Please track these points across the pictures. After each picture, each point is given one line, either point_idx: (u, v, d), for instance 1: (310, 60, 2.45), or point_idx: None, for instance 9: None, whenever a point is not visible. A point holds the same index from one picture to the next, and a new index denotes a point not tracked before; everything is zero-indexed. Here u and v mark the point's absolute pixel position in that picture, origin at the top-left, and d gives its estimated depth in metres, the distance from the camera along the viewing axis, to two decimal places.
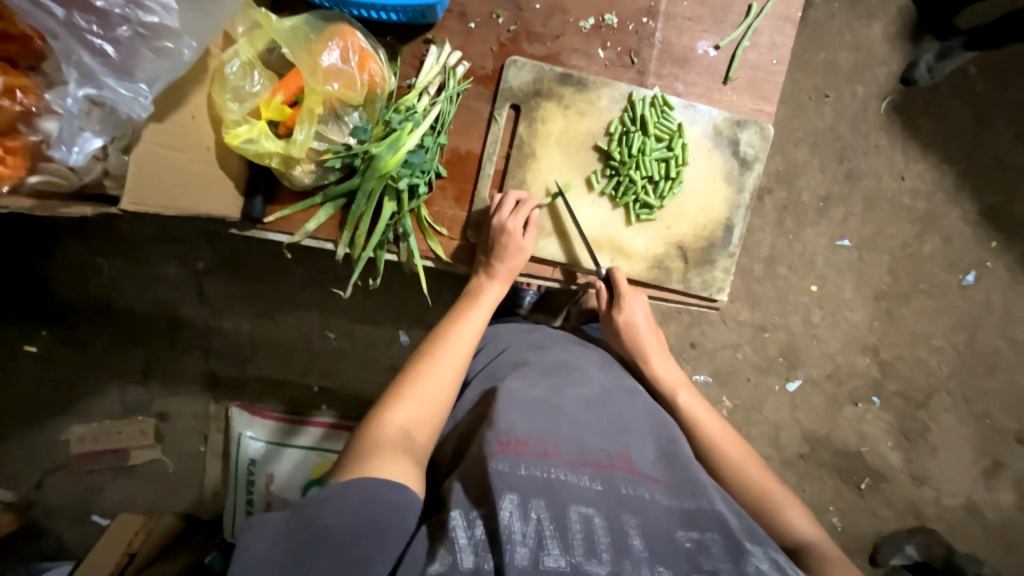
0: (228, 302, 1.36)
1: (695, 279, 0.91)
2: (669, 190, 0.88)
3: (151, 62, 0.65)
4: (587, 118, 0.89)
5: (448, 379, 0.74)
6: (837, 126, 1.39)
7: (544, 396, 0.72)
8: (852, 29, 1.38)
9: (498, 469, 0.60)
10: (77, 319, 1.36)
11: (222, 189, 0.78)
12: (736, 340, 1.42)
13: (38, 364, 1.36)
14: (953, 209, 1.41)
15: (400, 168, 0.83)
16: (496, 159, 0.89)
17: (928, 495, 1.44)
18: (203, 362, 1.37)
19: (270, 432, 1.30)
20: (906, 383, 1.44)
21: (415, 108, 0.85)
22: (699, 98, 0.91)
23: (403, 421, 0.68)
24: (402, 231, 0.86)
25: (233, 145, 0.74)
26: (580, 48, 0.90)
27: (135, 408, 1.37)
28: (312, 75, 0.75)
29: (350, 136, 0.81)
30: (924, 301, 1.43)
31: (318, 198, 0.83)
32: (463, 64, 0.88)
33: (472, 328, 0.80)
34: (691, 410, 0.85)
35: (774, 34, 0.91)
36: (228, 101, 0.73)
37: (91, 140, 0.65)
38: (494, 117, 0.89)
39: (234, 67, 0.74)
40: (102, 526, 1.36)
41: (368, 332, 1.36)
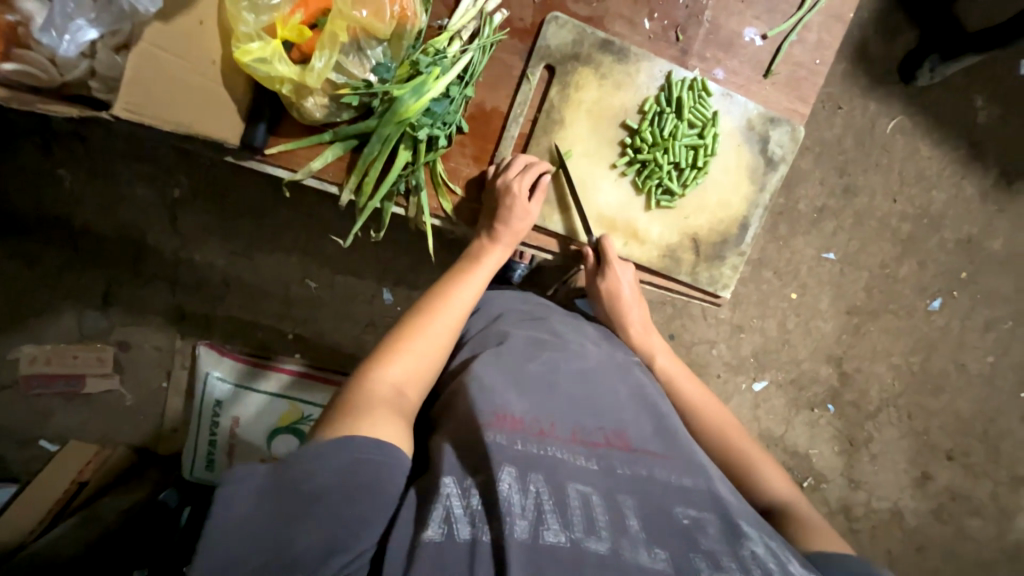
0: (204, 235, 1.28)
1: (703, 273, 0.92)
2: (692, 179, 0.87)
3: None
4: (622, 91, 0.86)
5: (442, 339, 0.73)
6: (844, 139, 1.39)
7: (541, 373, 0.73)
8: (877, 41, 1.37)
9: (495, 442, 0.61)
10: (33, 233, 1.26)
11: (219, 110, 0.71)
12: (713, 337, 1.46)
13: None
14: (933, 236, 1.46)
15: (421, 117, 0.78)
16: (522, 121, 0.85)
17: (861, 498, 1.56)
18: (170, 294, 1.30)
19: (237, 374, 1.27)
20: (860, 394, 1.53)
21: (444, 53, 0.79)
22: (737, 89, 0.89)
23: (395, 378, 0.67)
24: (414, 184, 0.82)
25: (243, 63, 0.67)
26: (626, 15, 0.86)
27: (93, 335, 1.30)
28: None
29: (371, 73, 0.75)
30: (890, 320, 1.50)
31: (326, 135, 0.77)
32: (500, 12, 0.83)
33: (472, 292, 0.78)
34: (668, 370, 0.90)
35: (822, 32, 0.89)
36: (242, 11, 0.66)
37: (84, 31, 0.61)
38: (526, 75, 0.85)
39: None
40: (49, 452, 1.31)
41: (350, 284, 1.32)
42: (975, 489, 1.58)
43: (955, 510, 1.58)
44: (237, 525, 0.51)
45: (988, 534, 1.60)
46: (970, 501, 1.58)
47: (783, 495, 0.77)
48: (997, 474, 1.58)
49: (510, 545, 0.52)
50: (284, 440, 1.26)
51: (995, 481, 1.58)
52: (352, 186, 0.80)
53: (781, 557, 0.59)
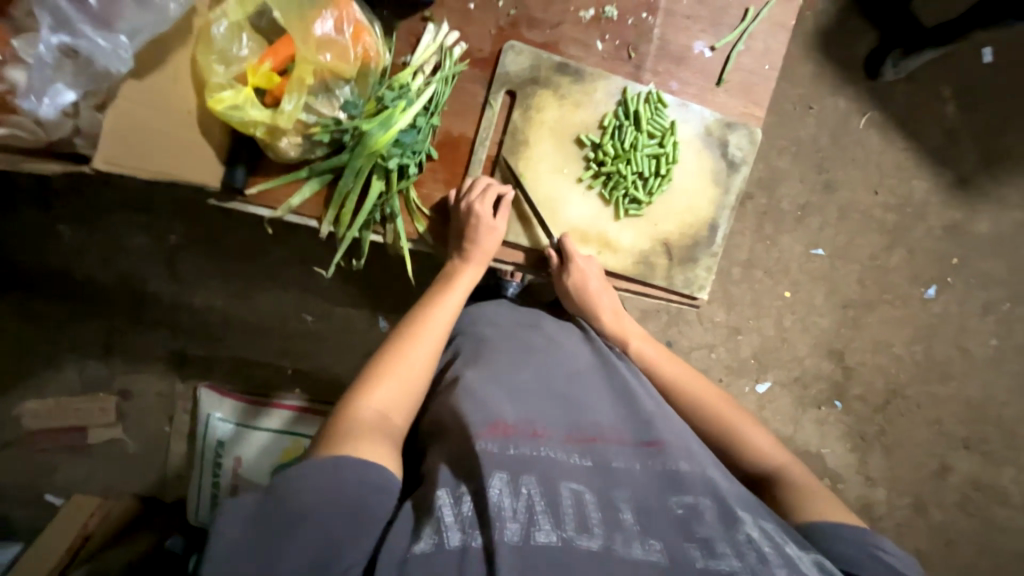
0: (199, 279, 1.31)
1: (678, 277, 0.93)
2: (657, 187, 0.90)
3: (133, 14, 0.67)
4: (581, 110, 0.89)
5: (424, 360, 0.73)
6: (819, 138, 1.41)
7: (532, 380, 0.75)
8: (841, 40, 1.40)
9: (486, 450, 0.62)
10: (36, 289, 1.29)
11: (199, 154, 0.75)
12: (711, 341, 1.46)
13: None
14: (919, 224, 1.48)
15: (391, 148, 0.81)
16: (488, 145, 0.88)
17: (880, 496, 1.54)
18: (170, 338, 1.32)
19: (238, 414, 1.28)
20: (867, 388, 1.52)
21: (409, 87, 0.82)
22: (692, 98, 0.92)
23: (380, 403, 0.67)
24: (389, 212, 0.84)
25: (216, 111, 0.71)
26: (580, 38, 0.90)
27: (96, 385, 1.31)
28: (301, 44, 0.73)
29: (340, 111, 0.78)
30: (887, 310, 1.50)
31: (302, 172, 0.79)
32: (460, 45, 0.86)
33: (448, 312, 0.79)
34: (645, 352, 0.88)
35: (768, 39, 0.93)
36: (213, 64, 0.72)
37: (63, 93, 0.67)
38: (488, 101, 0.88)
39: (222, 28, 0.71)
40: (55, 506, 1.31)
41: (346, 314, 1.34)
42: (998, 477, 1.55)
43: (980, 501, 1.55)
44: (228, 550, 0.51)
45: (1018, 523, 1.55)
46: (994, 491, 1.55)
47: (777, 460, 0.77)
48: (1018, 460, 1.55)
49: (500, 549, 0.53)
50: None
51: (1018, 467, 1.55)
52: (331, 219, 0.83)
53: (777, 539, 0.60)
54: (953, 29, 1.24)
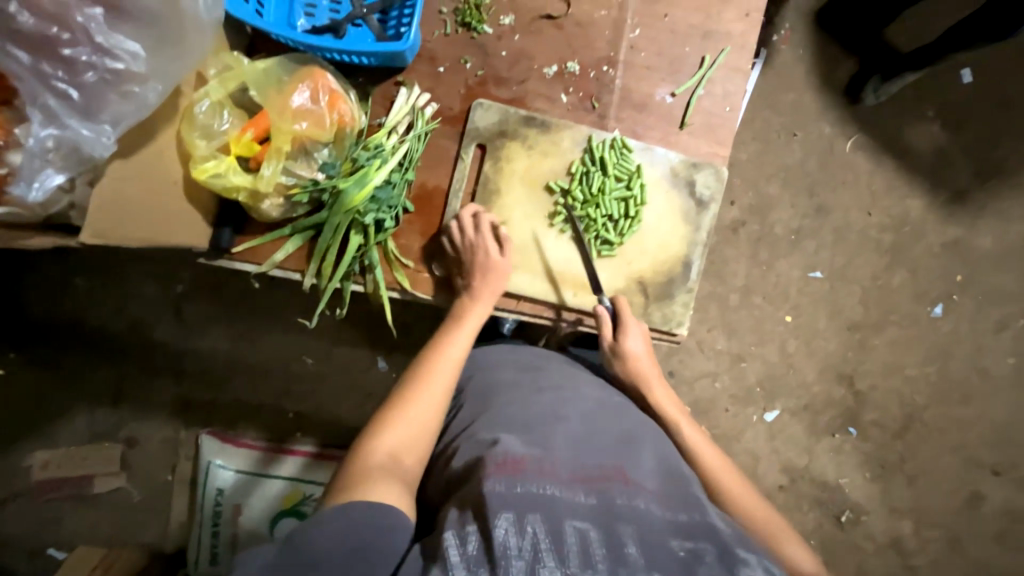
0: (205, 326, 1.34)
1: (655, 313, 0.94)
2: (628, 229, 0.92)
3: (117, 105, 0.71)
4: (550, 158, 0.92)
5: (436, 399, 0.74)
6: (806, 162, 1.43)
7: (538, 418, 0.73)
8: (820, 68, 1.43)
9: (493, 488, 0.60)
10: (49, 340, 1.33)
11: (188, 219, 0.81)
12: (714, 369, 1.44)
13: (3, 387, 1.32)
14: (918, 242, 1.46)
15: (367, 204, 0.85)
16: (462, 195, 0.92)
17: (908, 528, 1.47)
18: (175, 386, 1.34)
19: (240, 460, 1.28)
20: (882, 413, 1.47)
21: (383, 146, 0.87)
22: (656, 141, 0.95)
23: (392, 444, 0.68)
24: (368, 263, 0.88)
25: (201, 180, 0.77)
26: (545, 93, 0.94)
27: (102, 434, 1.33)
28: (278, 114, 0.79)
29: (318, 172, 0.83)
30: (895, 331, 1.47)
31: (286, 230, 0.85)
32: (431, 105, 0.92)
33: (457, 349, 0.80)
34: (693, 440, 0.84)
35: (727, 83, 0.95)
36: (196, 138, 0.77)
37: (52, 177, 0.70)
38: (460, 155, 0.92)
39: (204, 107, 0.78)
40: (58, 560, 1.31)
41: (347, 356, 1.35)
42: None
43: (1017, 531, 1.47)
44: None
45: None
46: None
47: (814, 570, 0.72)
48: None
49: None
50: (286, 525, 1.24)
51: None
52: (314, 271, 0.88)
53: None
54: (925, 55, 1.28)
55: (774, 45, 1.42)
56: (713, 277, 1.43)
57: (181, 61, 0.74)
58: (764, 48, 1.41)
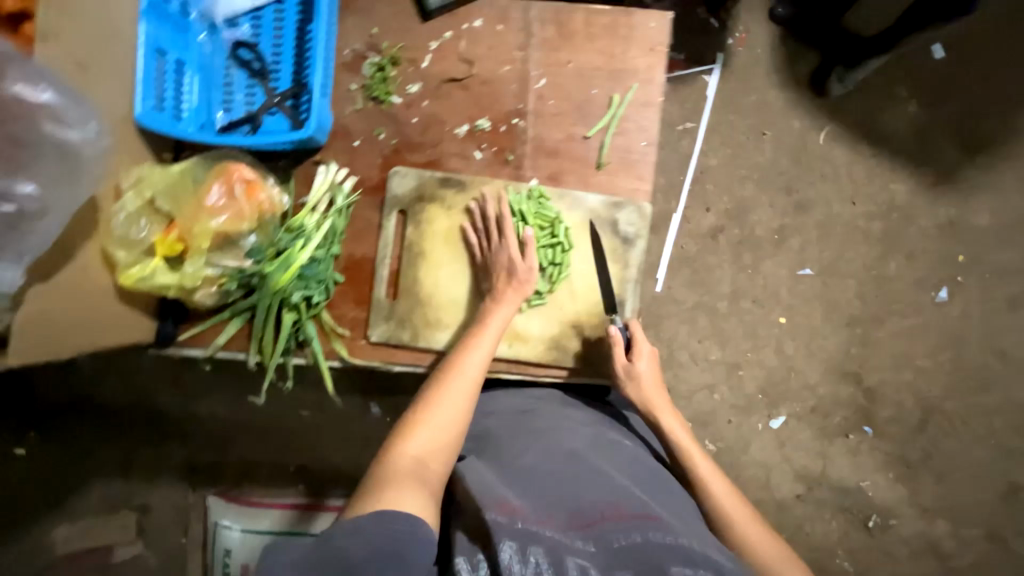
0: (203, 390, 1.37)
1: (594, 354, 0.93)
2: (558, 275, 0.91)
3: (26, 236, 0.60)
4: (470, 216, 0.90)
5: (459, 408, 0.74)
6: (779, 160, 1.40)
7: (532, 463, 0.76)
8: (782, 64, 1.40)
9: (494, 519, 0.61)
10: (61, 418, 1.37)
11: (127, 322, 0.79)
12: (711, 381, 1.40)
13: (17, 467, 1.37)
14: (911, 227, 1.40)
15: (294, 283, 0.85)
16: (389, 261, 0.90)
17: (943, 529, 1.39)
18: (181, 451, 1.38)
19: (245, 518, 1.32)
20: (897, 408, 1.40)
21: (305, 225, 0.86)
22: (576, 185, 0.92)
23: (416, 451, 0.69)
24: (304, 337, 0.87)
25: (129, 285, 0.75)
26: (457, 152, 0.92)
27: (119, 503, 1.38)
28: (197, 212, 0.78)
29: (245, 259, 0.82)
30: (899, 321, 1.40)
31: (225, 313, 0.86)
32: (350, 179, 0.90)
33: (482, 355, 0.79)
34: (701, 469, 0.85)
35: (639, 118, 0.92)
36: (115, 249, 0.74)
37: None
38: (382, 224, 0.90)
39: (121, 217, 0.74)
40: None
41: (340, 405, 1.37)
42: None
43: None
44: None
45: None
46: None
47: None
48: None
49: None
50: None
51: None
52: (256, 350, 0.87)
53: None
54: (882, 44, 1.26)
55: (730, 47, 1.38)
56: (699, 287, 1.40)
57: (79, 183, 0.65)
58: (721, 52, 1.38)
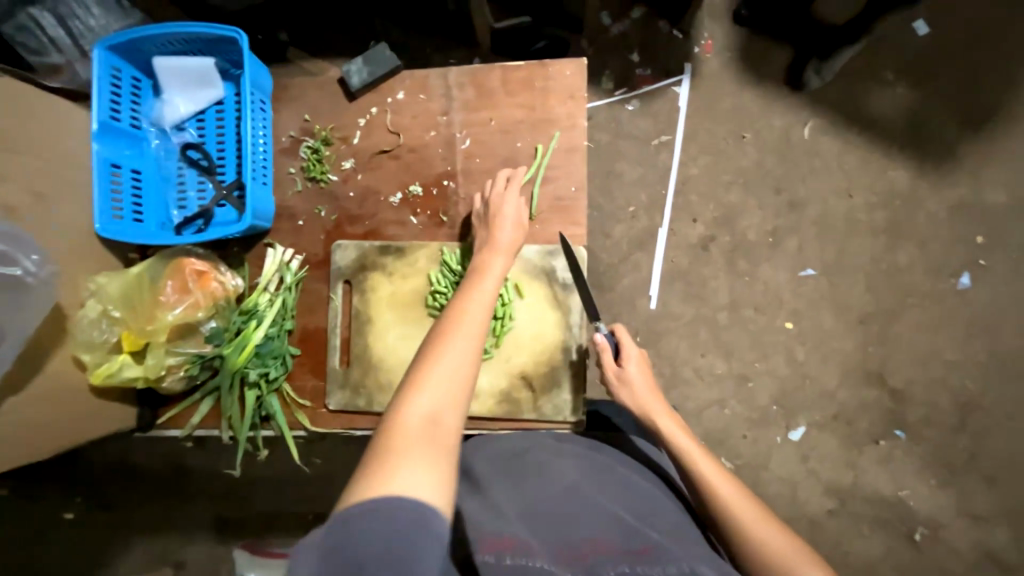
0: (224, 445, 1.44)
1: (546, 405, 0.89)
2: (502, 328, 0.90)
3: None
4: (409, 280, 0.91)
5: (465, 356, 0.66)
6: (764, 161, 1.36)
7: (526, 497, 0.74)
8: (754, 64, 1.37)
9: (483, 560, 0.64)
10: (104, 480, 1.46)
11: (109, 414, 0.83)
12: (720, 396, 1.33)
13: (64, 531, 1.46)
14: (919, 213, 1.32)
15: (252, 360, 0.86)
16: (340, 330, 0.91)
17: (1001, 538, 1.27)
18: (207, 506, 1.45)
19: (267, 569, 1.34)
20: (930, 408, 1.30)
21: (259, 306, 0.88)
22: None
23: (425, 409, 0.61)
24: (269, 411, 0.89)
25: (98, 382, 0.80)
26: (394, 219, 0.93)
27: (157, 559, 1.46)
28: (153, 308, 0.81)
29: (205, 344, 0.85)
30: (919, 314, 1.31)
31: (195, 395, 0.88)
32: (298, 257, 0.92)
33: (482, 300, 0.73)
34: (711, 476, 0.76)
35: (566, 165, 0.91)
36: (82, 353, 0.78)
37: None
38: (330, 297, 0.91)
39: (85, 323, 0.78)
40: None
41: (350, 451, 1.40)
42: None
43: None
44: None
45: None
46: None
47: None
48: None
49: None
50: None
51: None
52: (227, 426, 0.89)
53: None
54: (854, 31, 1.23)
55: (698, 55, 1.37)
56: (696, 300, 1.35)
57: (34, 305, 0.70)
58: (689, 62, 1.37)
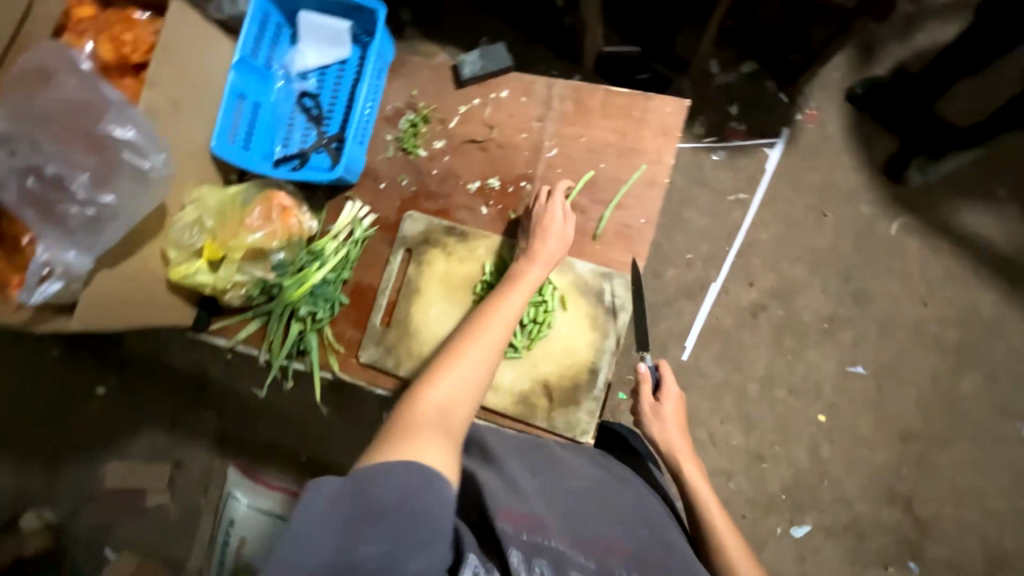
0: (248, 369, 1.53)
1: (559, 419, 0.89)
2: (537, 332, 0.90)
3: (102, 233, 0.74)
4: (465, 264, 0.94)
5: (483, 360, 0.73)
6: (839, 245, 1.30)
7: (544, 480, 0.75)
8: (854, 146, 1.33)
9: (504, 527, 0.63)
10: (132, 369, 1.57)
11: (173, 311, 0.91)
12: (728, 467, 1.28)
13: (87, 402, 1.58)
14: (993, 344, 1.24)
15: (305, 297, 0.93)
16: (389, 292, 0.96)
17: None
18: (217, 420, 1.54)
19: (253, 495, 1.42)
20: (952, 550, 1.20)
21: (325, 250, 0.94)
22: (572, 252, 0.94)
23: (439, 400, 0.68)
24: (306, 346, 0.94)
25: (175, 280, 0.86)
26: (466, 204, 0.97)
27: (158, 454, 1.55)
28: (238, 227, 0.88)
29: (270, 271, 0.91)
30: (965, 448, 1.23)
31: (248, 313, 0.94)
32: (370, 215, 0.98)
33: (512, 307, 0.78)
34: (720, 528, 0.79)
35: (643, 198, 0.93)
36: (170, 250, 0.86)
37: (47, 288, 0.71)
38: (388, 260, 0.96)
39: (179, 224, 0.85)
40: (111, 560, 1.50)
41: (356, 409, 1.46)
42: None
43: None
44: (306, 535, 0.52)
45: None
46: None
47: None
48: None
49: None
50: None
51: None
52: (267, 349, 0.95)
53: None
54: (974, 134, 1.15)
55: (798, 123, 1.34)
56: (730, 365, 1.31)
57: (146, 195, 0.77)
58: (787, 126, 1.34)
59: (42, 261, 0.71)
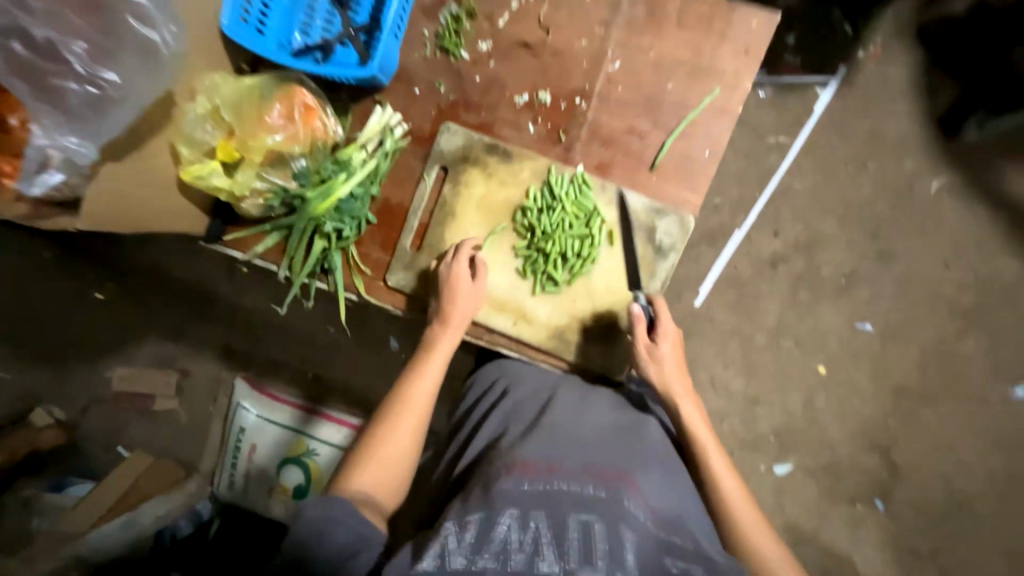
0: (253, 284, 1.50)
1: (595, 355, 0.89)
2: (580, 268, 0.87)
3: (105, 121, 0.68)
4: (507, 188, 0.89)
5: (406, 440, 0.76)
6: (874, 200, 1.25)
7: (551, 424, 0.76)
8: (913, 91, 1.23)
9: (502, 485, 0.66)
10: (131, 276, 1.53)
11: (184, 216, 0.84)
12: (724, 409, 1.33)
13: (89, 307, 1.55)
14: (1005, 310, 1.25)
15: (331, 213, 0.87)
16: (421, 214, 0.91)
17: None
18: (223, 332, 1.54)
19: (261, 406, 1.44)
20: (919, 494, 1.30)
21: (352, 161, 0.87)
22: (623, 182, 0.89)
23: (367, 484, 0.72)
24: (329, 265, 0.90)
25: (187, 180, 0.78)
26: (511, 120, 0.91)
27: (164, 361, 1.56)
28: (257, 126, 0.80)
29: (292, 180, 0.84)
30: (952, 406, 1.28)
31: (266, 226, 0.89)
32: (402, 125, 0.91)
33: (428, 381, 0.80)
34: (721, 474, 0.79)
35: (708, 125, 0.87)
36: (180, 146, 0.77)
37: (51, 176, 0.69)
38: (423, 176, 0.90)
39: (191, 117, 0.76)
40: (122, 457, 1.54)
41: (363, 331, 1.46)
42: None
43: None
44: None
45: None
46: None
47: None
48: None
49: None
50: (292, 471, 1.41)
51: None
52: (286, 265, 0.91)
53: None
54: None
55: (858, 60, 1.23)
56: (743, 313, 1.30)
57: (156, 79, 0.70)
58: (844, 64, 1.23)
59: (43, 146, 0.68)
